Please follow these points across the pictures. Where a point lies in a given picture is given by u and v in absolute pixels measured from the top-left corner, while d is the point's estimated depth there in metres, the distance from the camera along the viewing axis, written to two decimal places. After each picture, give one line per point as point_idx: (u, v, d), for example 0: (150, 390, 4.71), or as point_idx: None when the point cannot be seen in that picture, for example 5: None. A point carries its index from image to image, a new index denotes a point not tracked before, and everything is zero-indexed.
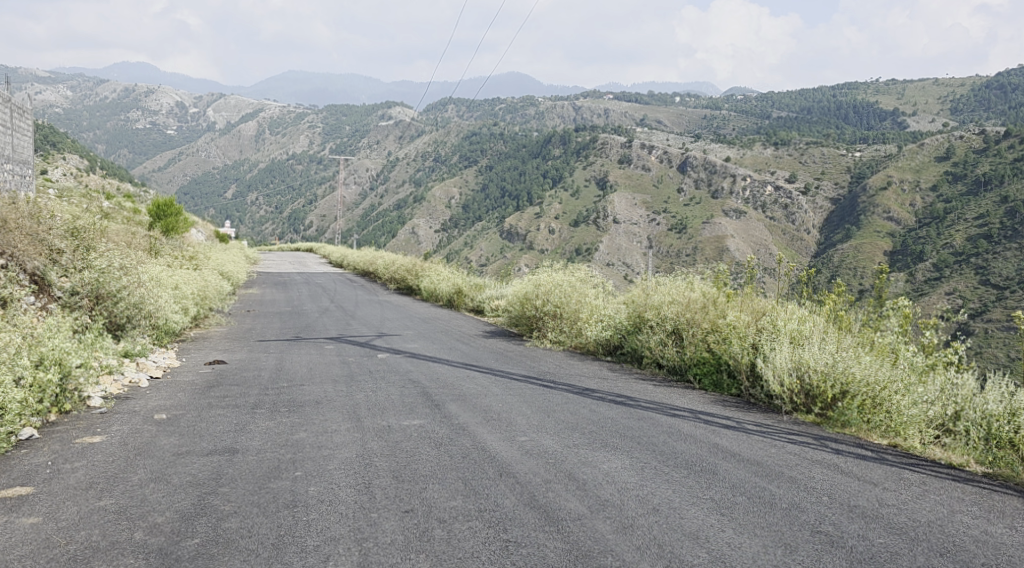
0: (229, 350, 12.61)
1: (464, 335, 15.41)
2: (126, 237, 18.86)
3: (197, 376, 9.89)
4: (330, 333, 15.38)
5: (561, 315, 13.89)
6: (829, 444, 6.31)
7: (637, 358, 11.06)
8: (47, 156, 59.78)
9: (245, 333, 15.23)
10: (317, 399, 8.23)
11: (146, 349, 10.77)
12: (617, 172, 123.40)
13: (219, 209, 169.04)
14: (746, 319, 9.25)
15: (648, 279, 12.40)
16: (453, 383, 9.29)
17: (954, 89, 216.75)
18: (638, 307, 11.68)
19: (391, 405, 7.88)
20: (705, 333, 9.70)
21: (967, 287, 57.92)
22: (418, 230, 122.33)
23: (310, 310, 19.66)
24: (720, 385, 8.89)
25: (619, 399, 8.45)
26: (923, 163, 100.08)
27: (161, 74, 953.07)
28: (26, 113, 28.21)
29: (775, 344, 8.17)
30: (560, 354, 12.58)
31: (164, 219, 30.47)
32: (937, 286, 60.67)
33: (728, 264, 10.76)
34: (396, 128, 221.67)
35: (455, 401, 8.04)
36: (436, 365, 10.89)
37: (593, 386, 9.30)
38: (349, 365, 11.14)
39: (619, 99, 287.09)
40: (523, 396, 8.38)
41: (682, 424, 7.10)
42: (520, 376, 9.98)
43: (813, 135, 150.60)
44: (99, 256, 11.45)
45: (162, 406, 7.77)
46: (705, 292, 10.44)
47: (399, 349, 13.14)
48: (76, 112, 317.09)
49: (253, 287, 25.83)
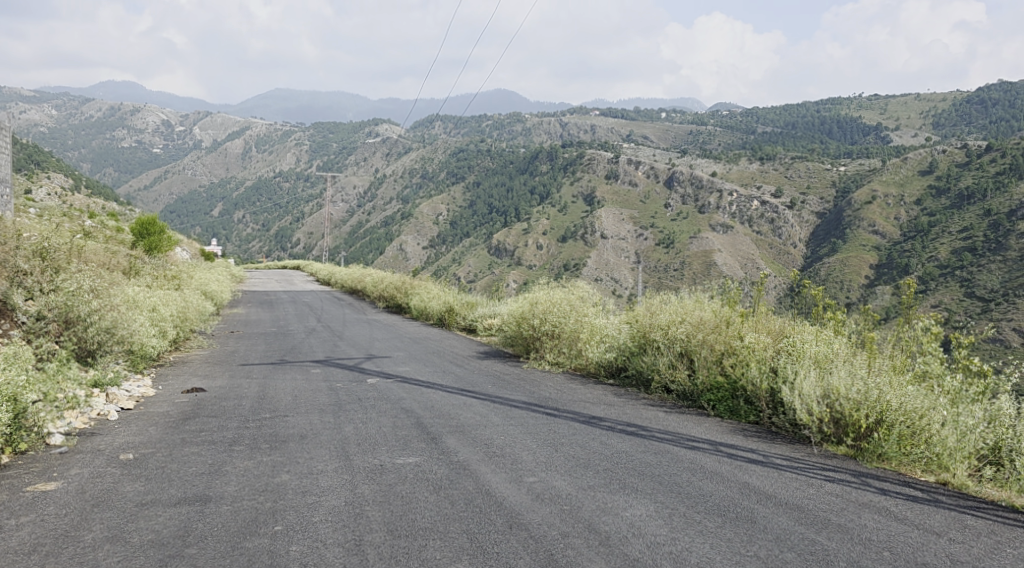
0: (209, 376, 11.86)
1: (457, 357, 14.76)
2: (103, 257, 18.15)
3: (172, 406, 9.19)
4: (316, 356, 14.66)
5: (559, 336, 13.28)
6: (871, 483, 5.69)
7: (643, 382, 10.42)
8: (30, 175, 59.00)
9: (227, 357, 14.50)
10: (299, 433, 7.54)
11: (118, 377, 10.13)
12: (604, 188, 123.33)
13: (205, 227, 167.90)
14: (764, 343, 8.63)
15: (651, 296, 11.80)
16: (449, 412, 8.63)
17: (935, 104, 218.62)
18: (641, 327, 11.05)
19: (384, 439, 7.21)
20: (719, 357, 9.10)
21: (952, 301, 57.69)
22: (406, 247, 121.53)
23: (296, 330, 18.94)
24: (736, 412, 8.26)
25: (632, 429, 7.79)
26: (907, 177, 100.56)
27: (147, 93, 952.12)
28: (5, 129, 27.52)
29: (798, 369, 7.56)
30: (560, 376, 11.98)
31: (147, 238, 29.76)
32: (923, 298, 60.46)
33: (736, 283, 10.17)
34: (383, 145, 221.53)
35: (452, 434, 7.40)
36: (430, 392, 10.22)
37: (602, 414, 8.66)
38: (336, 391, 10.45)
39: (605, 115, 288.43)
40: (526, 428, 7.74)
41: (703, 458, 6.50)
42: (520, 403, 9.33)
43: (798, 150, 150.86)
44: (69, 276, 10.78)
45: (129, 444, 7.11)
46: (715, 309, 9.83)
47: (390, 372, 12.45)
48: (62, 133, 315.87)
49: (238, 306, 25.10)
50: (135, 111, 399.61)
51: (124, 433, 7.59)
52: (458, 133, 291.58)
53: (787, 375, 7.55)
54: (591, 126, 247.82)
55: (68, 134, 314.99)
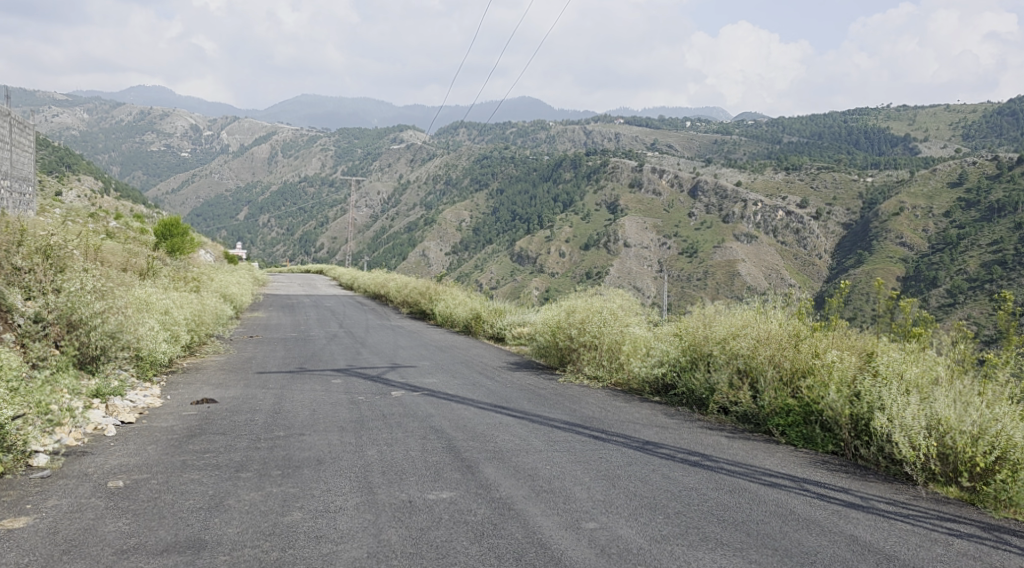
0: (223, 385, 11.03)
1: (486, 368, 13.80)
2: (117, 259, 17.45)
3: (178, 421, 8.37)
4: (338, 364, 13.77)
5: (599, 347, 12.25)
6: (1009, 543, 4.68)
7: (697, 401, 9.47)
8: (62, 177, 59.10)
9: (243, 364, 13.61)
10: (315, 457, 6.64)
11: (123, 387, 9.39)
12: (627, 197, 122.06)
13: (230, 231, 168.39)
14: (847, 359, 7.63)
15: (702, 306, 10.73)
16: (484, 434, 7.71)
17: (964, 116, 214.24)
18: (694, 339, 10.01)
19: (419, 466, 6.30)
20: (790, 379, 8.04)
21: (982, 314, 55.35)
22: (429, 252, 120.90)
23: (317, 336, 18.08)
24: (811, 441, 7.27)
25: (697, 459, 6.80)
26: (936, 189, 98.25)
27: (175, 98, 957.52)
28: (29, 128, 27.04)
29: (894, 396, 6.52)
30: (600, 392, 11.01)
31: (170, 240, 29.10)
32: (952, 313, 58.47)
33: (807, 296, 9.06)
34: (408, 152, 221.60)
35: (490, 462, 6.48)
36: (461, 409, 9.30)
37: (662, 440, 7.69)
38: (360, 406, 9.52)
39: (630, 123, 287.05)
40: (575, 455, 6.78)
41: (788, 498, 5.51)
42: (562, 424, 8.40)
43: (824, 161, 148.67)
44: (72, 277, 9.98)
45: (128, 464, 6.31)
46: (782, 323, 8.73)
47: (416, 384, 11.53)
48: (92, 136, 320.39)
49: (258, 309, 24.36)
50: (164, 114, 403.52)
51: (127, 451, 6.80)
52: (482, 139, 290.85)
53: (881, 402, 6.49)
54: (616, 135, 246.32)
55: (98, 138, 318.46)
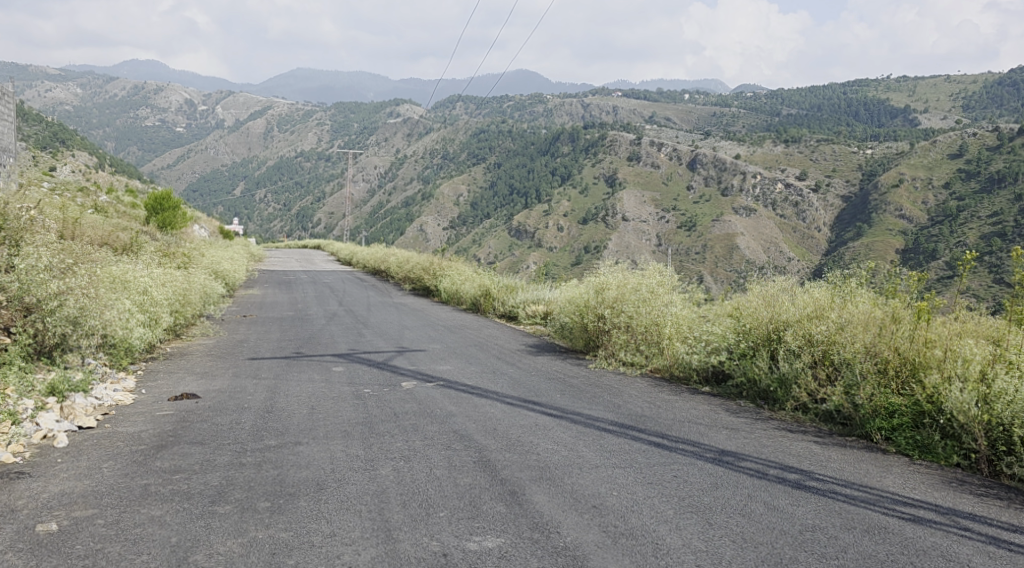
0: (208, 375, 9.57)
1: (503, 351, 12.32)
2: (95, 235, 16.09)
3: (145, 426, 6.97)
4: (338, 348, 12.30)
5: (634, 328, 10.83)
6: None
7: (760, 394, 8.19)
8: (55, 151, 57.54)
9: (232, 348, 12.13)
10: (315, 480, 5.20)
11: (87, 383, 8.00)
12: (625, 170, 120.41)
13: (227, 206, 166.37)
14: (981, 347, 6.27)
15: (761, 283, 9.28)
16: (521, 442, 6.30)
17: (964, 87, 211.98)
18: (758, 323, 8.64)
19: (450, 491, 4.93)
20: (900, 371, 6.63)
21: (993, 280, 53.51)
22: (427, 228, 119.36)
23: (316, 315, 16.63)
24: (931, 451, 5.90)
25: (799, 478, 5.33)
26: (936, 161, 96.47)
27: (170, 72, 951.38)
28: (8, 95, 25.30)
29: None
30: (641, 382, 9.60)
31: (161, 214, 27.47)
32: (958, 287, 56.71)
33: (906, 270, 7.65)
34: (405, 126, 219.02)
35: (540, 485, 5.08)
36: (486, 405, 7.88)
37: (741, 448, 6.24)
38: (366, 403, 8.05)
39: (628, 96, 284.37)
40: (643, 478, 5.30)
41: (949, 541, 4.18)
42: (611, 426, 7.04)
43: (823, 132, 146.77)
44: (27, 252, 8.47)
45: (90, 490, 4.98)
46: (879, 305, 7.28)
47: (430, 373, 10.08)
48: (86, 111, 318.98)
49: (253, 287, 22.78)
50: (159, 90, 399.81)
51: (93, 468, 5.51)
52: (480, 113, 287.97)
53: None
54: (613, 108, 243.99)
55: (92, 114, 315.78)
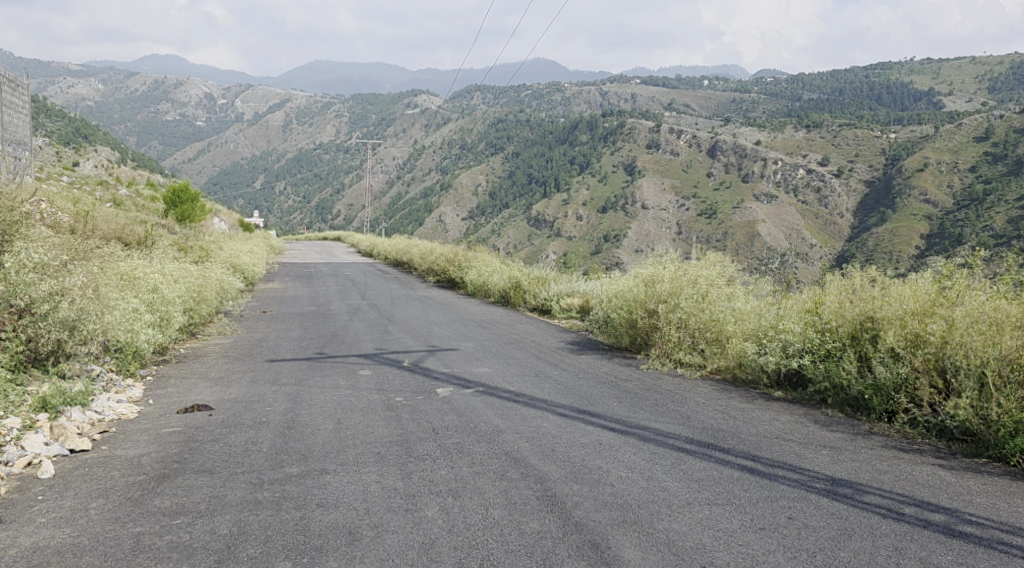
0: (223, 382, 8.61)
1: (543, 350, 11.23)
2: (108, 230, 15.27)
3: (147, 447, 6.01)
4: (364, 348, 11.30)
5: (689, 326, 9.69)
6: None
7: (849, 401, 7.16)
8: (77, 147, 57.05)
9: (251, 347, 11.24)
10: (349, 530, 4.25)
11: (90, 393, 7.11)
12: (645, 158, 118.81)
13: (246, 199, 166.32)
14: None
15: (846, 274, 8.13)
16: (588, 469, 5.29)
17: (990, 68, 208.05)
18: (855, 320, 7.45)
19: (521, 548, 4.00)
20: None
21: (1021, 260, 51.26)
22: (446, 218, 118.40)
23: (337, 311, 15.70)
24: None
25: (947, 523, 4.29)
26: (962, 144, 94.02)
27: (189, 66, 957.71)
28: (23, 87, 24.53)
29: None
30: (703, 385, 8.57)
31: (179, 207, 26.64)
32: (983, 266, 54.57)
33: None
34: (423, 117, 217.94)
35: (626, 534, 4.11)
36: (540, 418, 6.87)
37: (856, 476, 5.15)
38: (399, 416, 7.03)
39: (647, 83, 281.57)
40: (745, 524, 4.26)
41: None
42: (688, 444, 6.01)
43: (846, 117, 143.99)
44: (17, 246, 7.54)
45: (75, 543, 4.21)
46: (1008, 309, 6.16)
47: (465, 376, 9.12)
48: (109, 107, 320.75)
49: (273, 281, 21.86)
50: (178, 85, 401.51)
51: (82, 507, 4.62)
52: (497, 102, 286.40)
53: None
54: (632, 95, 241.73)
55: (114, 109, 316.80)
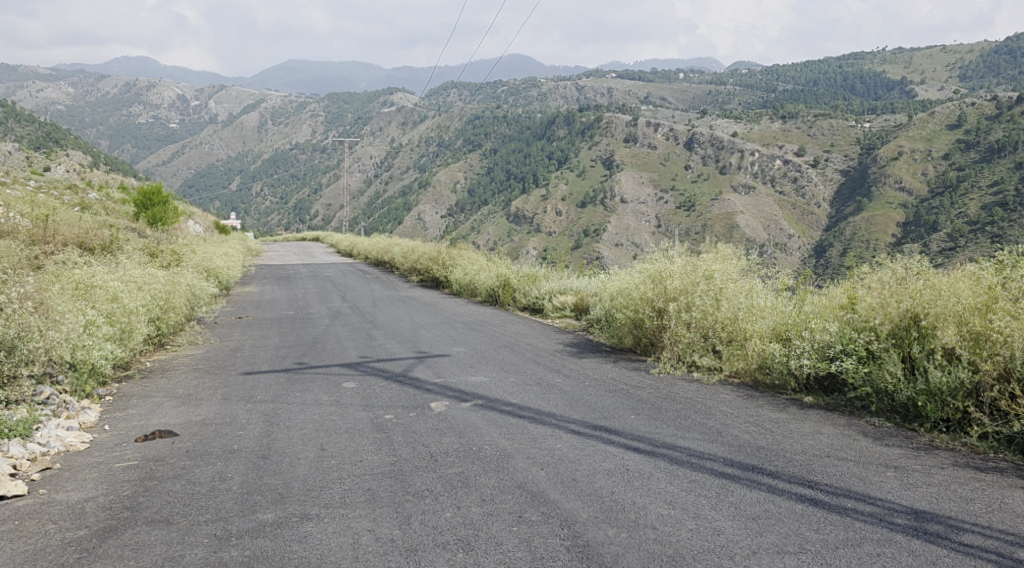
0: (191, 399, 7.64)
1: (542, 353, 10.32)
2: (69, 233, 14.23)
3: (92, 487, 5.09)
4: (346, 357, 10.35)
5: (704, 323, 8.84)
6: None
7: (897, 407, 6.35)
8: (47, 152, 55.34)
9: (224, 358, 10.26)
10: None
11: (30, 421, 6.13)
12: (623, 151, 118.16)
13: (222, 201, 163.87)
14: None
15: (882, 264, 7.30)
16: (622, 502, 4.47)
17: (960, 57, 209.56)
18: (900, 312, 6.62)
19: None
20: None
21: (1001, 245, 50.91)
22: (424, 216, 117.15)
23: (318, 314, 14.80)
24: None
25: None
26: (934, 132, 93.94)
27: (161, 69, 946.62)
28: None
29: None
30: (726, 389, 7.71)
31: (149, 209, 25.44)
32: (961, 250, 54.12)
33: None
34: (399, 115, 216.17)
35: None
36: (554, 438, 6.01)
37: (938, 506, 4.35)
38: (390, 437, 6.15)
39: (622, 77, 281.13)
40: None
41: None
42: (728, 467, 5.15)
43: (821, 107, 144.13)
44: None
45: None
46: None
47: (459, 387, 8.23)
48: (79, 110, 315.41)
49: (249, 283, 20.85)
50: (149, 87, 395.99)
51: None
52: (474, 99, 285.10)
53: None
54: (608, 90, 241.20)
55: (85, 113, 311.51)
